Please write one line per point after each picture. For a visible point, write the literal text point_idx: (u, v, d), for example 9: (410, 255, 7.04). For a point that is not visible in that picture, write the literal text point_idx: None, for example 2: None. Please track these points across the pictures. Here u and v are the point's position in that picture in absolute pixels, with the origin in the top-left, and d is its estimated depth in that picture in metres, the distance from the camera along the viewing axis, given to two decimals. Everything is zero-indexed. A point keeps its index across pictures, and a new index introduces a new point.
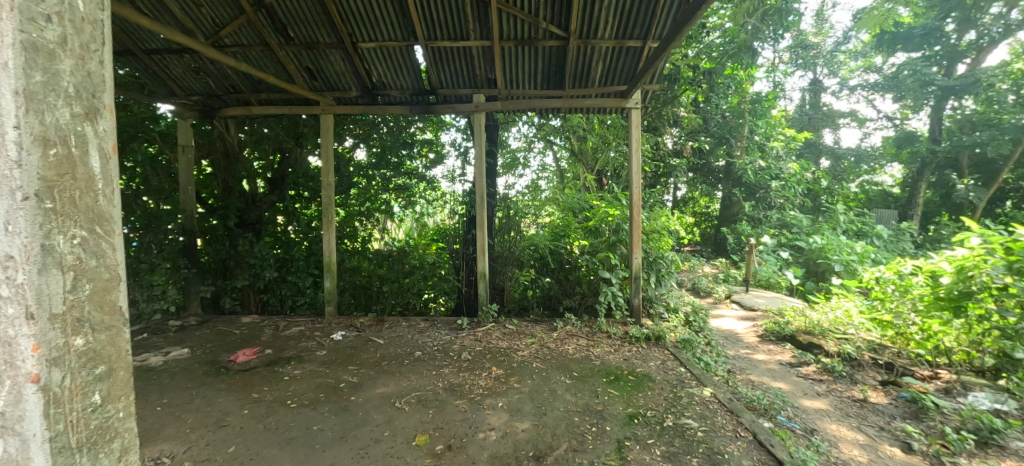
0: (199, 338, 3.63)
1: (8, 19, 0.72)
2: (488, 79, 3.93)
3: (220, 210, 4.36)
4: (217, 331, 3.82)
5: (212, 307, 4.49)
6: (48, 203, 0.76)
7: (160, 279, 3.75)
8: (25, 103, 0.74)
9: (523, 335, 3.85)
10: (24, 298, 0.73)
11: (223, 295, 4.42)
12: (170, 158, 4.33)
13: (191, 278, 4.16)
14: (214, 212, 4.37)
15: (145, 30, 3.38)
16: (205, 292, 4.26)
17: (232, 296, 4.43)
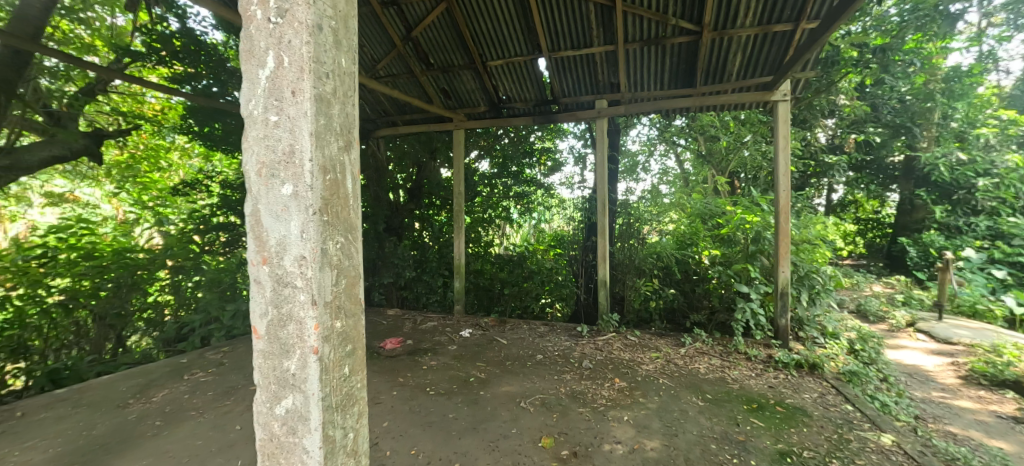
0: None
1: (306, 79, 0.69)
2: (611, 83, 3.86)
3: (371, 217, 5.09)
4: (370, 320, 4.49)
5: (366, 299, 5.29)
6: (325, 217, 0.71)
7: None
8: (317, 138, 0.69)
9: (647, 349, 3.66)
10: (310, 287, 0.70)
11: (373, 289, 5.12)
12: None
13: None
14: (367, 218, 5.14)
15: None
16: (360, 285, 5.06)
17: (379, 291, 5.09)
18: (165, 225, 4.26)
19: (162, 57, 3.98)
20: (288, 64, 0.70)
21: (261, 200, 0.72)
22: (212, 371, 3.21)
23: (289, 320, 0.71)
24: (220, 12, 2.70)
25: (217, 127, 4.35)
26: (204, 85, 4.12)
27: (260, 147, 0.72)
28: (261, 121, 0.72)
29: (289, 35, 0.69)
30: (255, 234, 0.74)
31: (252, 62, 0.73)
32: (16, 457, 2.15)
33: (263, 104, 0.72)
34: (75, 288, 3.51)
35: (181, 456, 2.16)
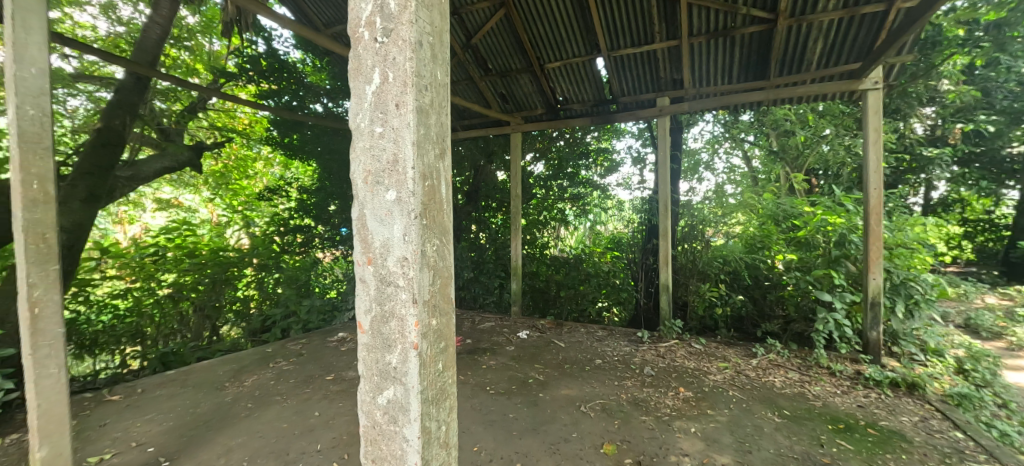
0: None
1: (409, 92, 0.74)
2: (673, 80, 3.71)
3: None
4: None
5: None
6: (424, 221, 0.76)
7: None
8: (417, 147, 0.74)
9: (714, 358, 3.47)
10: (412, 287, 0.75)
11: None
12: None
13: None
14: None
15: None
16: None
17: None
18: (252, 227, 4.73)
19: (251, 76, 4.41)
20: (392, 80, 0.75)
21: (367, 206, 0.78)
22: (292, 361, 3.50)
23: (391, 316, 0.76)
24: (303, 32, 2.96)
25: (296, 138, 4.77)
26: (285, 101, 4.53)
27: (366, 157, 0.78)
28: (367, 133, 0.78)
29: (394, 52, 0.75)
30: (361, 236, 0.80)
31: (359, 79, 0.79)
32: (139, 428, 2.48)
33: (369, 117, 0.78)
34: (180, 283, 3.93)
35: (272, 437, 2.39)
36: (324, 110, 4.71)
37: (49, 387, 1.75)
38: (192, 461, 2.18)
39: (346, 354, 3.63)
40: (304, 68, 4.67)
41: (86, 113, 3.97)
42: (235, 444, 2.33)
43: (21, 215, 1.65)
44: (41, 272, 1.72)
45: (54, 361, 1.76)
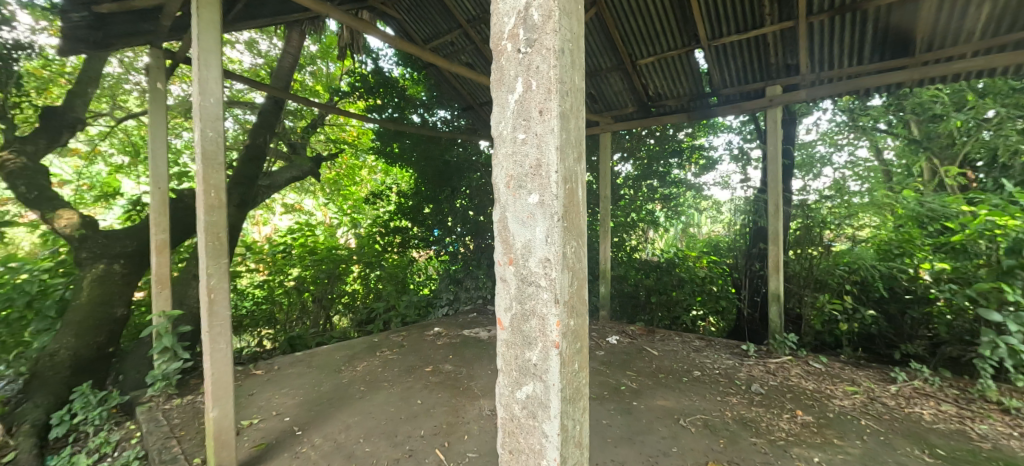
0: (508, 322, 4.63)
1: (554, 99, 0.76)
2: (786, 66, 3.34)
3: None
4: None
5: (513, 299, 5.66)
6: (566, 224, 0.77)
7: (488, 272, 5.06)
8: (560, 151, 0.76)
9: (838, 380, 3.05)
10: (554, 287, 0.77)
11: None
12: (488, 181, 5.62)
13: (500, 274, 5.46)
14: None
15: (480, 90, 4.55)
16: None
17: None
18: (359, 228, 5.25)
19: (362, 92, 4.93)
20: (536, 87, 0.78)
21: (509, 209, 0.83)
22: (396, 351, 3.81)
23: (532, 315, 0.80)
24: (405, 47, 3.22)
25: (396, 148, 5.18)
26: (388, 114, 4.98)
27: (509, 162, 0.83)
28: (511, 140, 0.82)
29: (537, 61, 0.78)
30: (503, 237, 0.85)
31: (502, 89, 0.84)
32: (277, 399, 2.91)
33: (512, 124, 0.82)
34: (302, 277, 4.52)
35: (382, 419, 2.63)
36: (420, 120, 5.05)
37: (219, 359, 2.11)
38: (319, 433, 2.49)
39: (442, 347, 3.86)
40: (403, 81, 5.06)
41: (234, 133, 4.77)
42: (352, 421, 2.61)
43: (204, 218, 2.02)
44: (217, 264, 2.08)
45: (224, 338, 2.11)
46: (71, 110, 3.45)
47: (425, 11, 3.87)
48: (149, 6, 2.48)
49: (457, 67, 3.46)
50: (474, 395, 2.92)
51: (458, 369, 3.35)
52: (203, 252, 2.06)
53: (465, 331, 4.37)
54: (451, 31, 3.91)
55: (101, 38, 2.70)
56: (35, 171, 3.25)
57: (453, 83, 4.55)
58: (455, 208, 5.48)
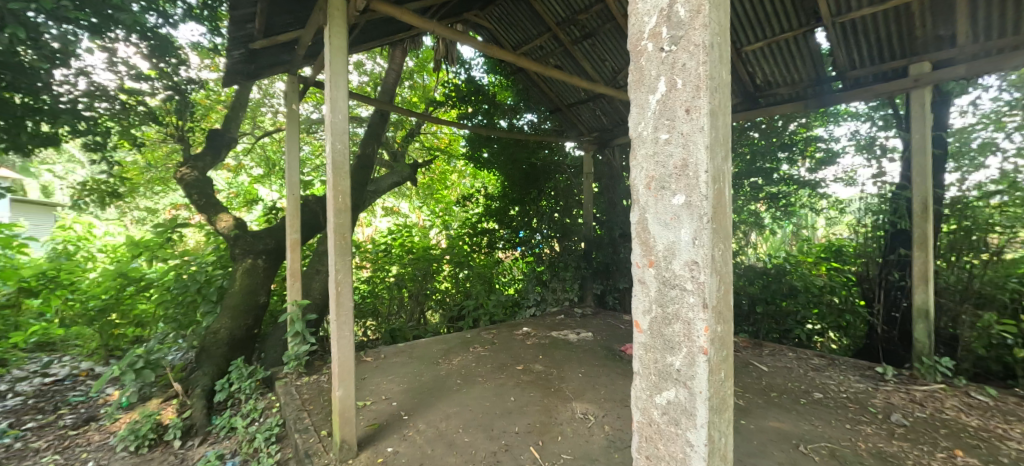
0: (597, 326, 4.58)
1: (704, 95, 0.72)
2: (938, 38, 2.81)
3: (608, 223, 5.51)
4: (610, 323, 4.75)
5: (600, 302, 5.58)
6: (714, 225, 0.74)
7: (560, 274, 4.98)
8: (710, 150, 0.73)
9: (1017, 420, 2.47)
10: (702, 292, 0.74)
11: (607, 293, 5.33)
12: (575, 183, 5.59)
13: (587, 277, 5.40)
14: (602, 224, 5.37)
15: (569, 91, 4.56)
16: (596, 288, 5.43)
17: (614, 295, 5.31)
18: (449, 229, 5.57)
19: (455, 101, 5.23)
20: (681, 86, 0.76)
21: (649, 210, 0.82)
22: (488, 348, 3.96)
23: (676, 319, 0.77)
24: (497, 53, 3.31)
25: (484, 152, 5.42)
26: (478, 121, 5.22)
27: (650, 163, 0.82)
28: (652, 140, 0.81)
29: (684, 58, 0.75)
30: (642, 239, 0.85)
31: (641, 89, 0.84)
32: (385, 384, 3.20)
33: (653, 125, 0.81)
34: (401, 275, 4.93)
35: (478, 412, 2.74)
36: (507, 125, 5.22)
37: (345, 343, 2.32)
38: (423, 419, 2.68)
39: (532, 347, 3.93)
40: (493, 87, 5.25)
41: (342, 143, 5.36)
42: (451, 411, 2.77)
43: (332, 219, 2.26)
44: (342, 260, 2.32)
45: (348, 326, 2.32)
46: (227, 131, 4.17)
47: (515, 18, 3.97)
48: (288, 39, 2.88)
49: (550, 69, 3.49)
50: (566, 397, 2.92)
51: (549, 370, 3.39)
52: (332, 251, 2.31)
53: (553, 332, 4.39)
54: (540, 35, 3.97)
55: (253, 69, 3.21)
56: (203, 182, 3.98)
57: (541, 86, 4.62)
58: (540, 210, 5.56)
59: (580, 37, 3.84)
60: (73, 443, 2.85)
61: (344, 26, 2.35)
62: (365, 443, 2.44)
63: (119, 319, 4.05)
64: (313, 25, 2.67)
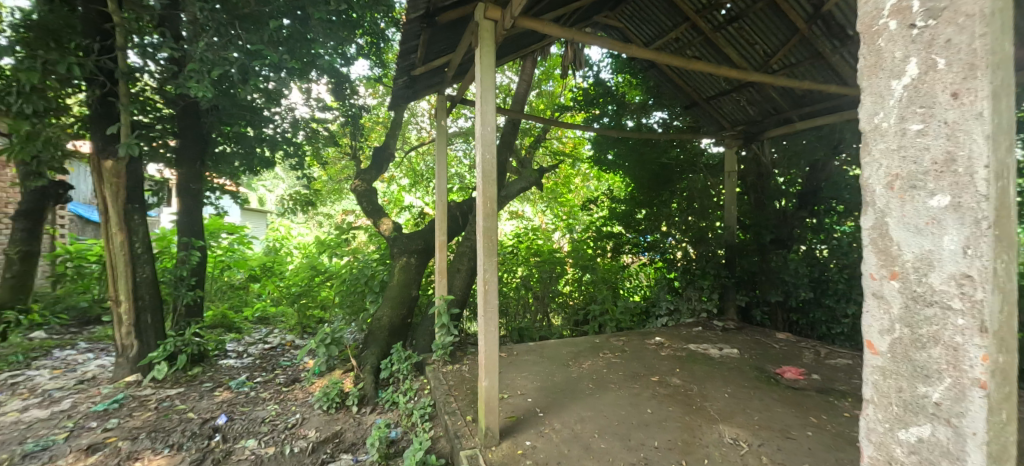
0: (744, 343, 4.16)
1: (984, 76, 0.60)
2: None
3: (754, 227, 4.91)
4: (758, 340, 4.24)
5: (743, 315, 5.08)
6: (1000, 233, 0.60)
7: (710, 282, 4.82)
8: (992, 139, 0.60)
9: None
10: (978, 313, 0.61)
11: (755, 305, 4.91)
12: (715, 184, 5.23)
13: (728, 286, 4.89)
14: (749, 229, 4.92)
15: (708, 83, 4.21)
16: (740, 300, 4.88)
17: (762, 309, 4.83)
18: (573, 233, 5.61)
19: (584, 105, 5.39)
20: (943, 66, 0.65)
21: (892, 214, 0.71)
22: (618, 355, 3.87)
23: (934, 342, 0.65)
24: (633, 51, 3.19)
25: (610, 154, 5.43)
26: (605, 122, 5.23)
27: (893, 159, 0.72)
28: (895, 132, 0.71)
29: (947, 34, 0.64)
30: (880, 248, 0.74)
31: (880, 74, 0.74)
32: (521, 380, 3.37)
33: (896, 115, 0.71)
34: (528, 276, 5.15)
35: (614, 420, 2.70)
36: (635, 124, 5.15)
37: (491, 337, 2.49)
38: (558, 419, 2.75)
39: (666, 359, 3.72)
40: (620, 87, 5.20)
41: (468, 153, 5.79)
42: (586, 415, 2.78)
43: (483, 223, 2.45)
44: (489, 262, 2.47)
45: (494, 322, 2.48)
46: (386, 147, 4.89)
47: (649, 14, 3.82)
48: (441, 63, 3.25)
49: (695, 62, 3.26)
50: (711, 418, 2.67)
51: (688, 385, 3.17)
52: (480, 252, 2.49)
53: (690, 345, 4.10)
54: (676, 27, 3.75)
55: (411, 93, 3.71)
56: (370, 192, 4.75)
57: (676, 81, 4.37)
58: (669, 214, 5.24)
59: (724, 23, 3.55)
60: (285, 396, 3.66)
61: (492, 45, 2.53)
62: (506, 433, 2.59)
63: (309, 302, 5.08)
64: (463, 46, 2.97)
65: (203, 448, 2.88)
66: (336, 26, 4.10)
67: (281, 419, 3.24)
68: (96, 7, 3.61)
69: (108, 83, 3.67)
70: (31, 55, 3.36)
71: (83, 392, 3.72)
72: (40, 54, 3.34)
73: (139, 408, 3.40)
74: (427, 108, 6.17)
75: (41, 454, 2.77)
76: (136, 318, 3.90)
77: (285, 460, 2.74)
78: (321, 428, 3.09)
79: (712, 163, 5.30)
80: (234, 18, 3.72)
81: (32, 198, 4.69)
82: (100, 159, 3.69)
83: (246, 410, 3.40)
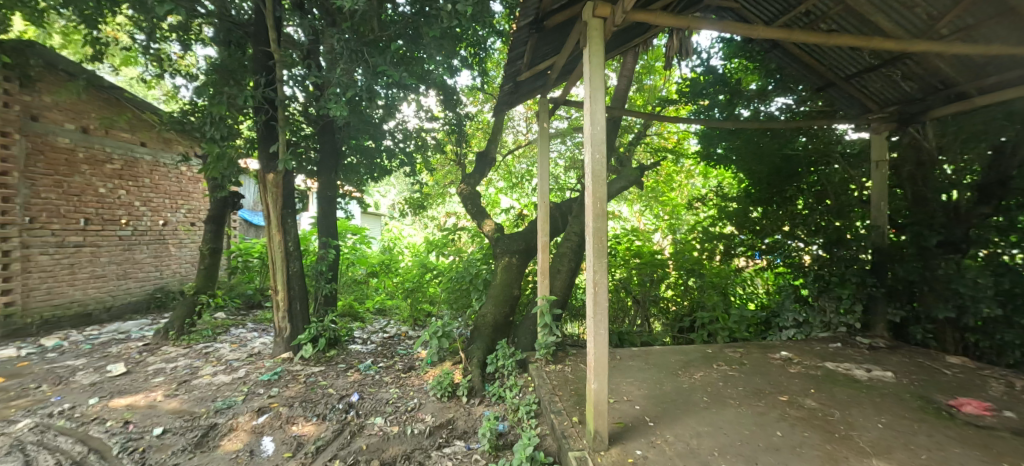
0: (899, 364, 3.54)
1: None
2: None
3: (913, 227, 4.08)
4: (921, 364, 3.51)
5: (895, 332, 4.32)
6: None
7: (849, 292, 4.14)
8: None
9: None
10: None
11: (912, 322, 4.14)
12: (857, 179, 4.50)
13: (877, 298, 4.21)
14: (903, 230, 4.18)
15: (849, 60, 3.56)
16: (894, 316, 4.12)
17: (923, 327, 4.07)
18: (676, 234, 5.41)
19: (691, 98, 5.16)
20: None
21: None
22: (735, 368, 3.56)
23: None
24: (748, 30, 2.79)
25: (719, 147, 5.09)
26: (715, 114, 4.97)
27: None
28: None
29: None
30: None
31: None
32: (628, 385, 3.27)
33: None
34: (628, 278, 5.00)
35: (736, 437, 2.42)
36: (751, 113, 4.78)
37: (601, 339, 2.40)
38: (670, 430, 2.57)
39: (796, 377, 3.31)
40: (734, 73, 4.90)
41: (564, 153, 5.81)
42: (702, 430, 2.54)
43: (593, 224, 2.41)
44: (598, 262, 2.41)
45: (604, 324, 2.39)
46: (489, 151, 5.11)
47: None
48: (546, 66, 3.32)
49: (840, 35, 2.69)
50: (861, 450, 2.23)
51: (827, 409, 2.76)
52: (590, 252, 2.45)
53: (827, 363, 3.60)
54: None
55: (515, 96, 3.84)
56: (474, 195, 5.01)
57: (805, 61, 3.76)
58: (793, 212, 4.71)
59: None
60: (404, 382, 4.06)
61: (601, 43, 2.48)
62: (614, 439, 2.49)
63: (421, 297, 5.65)
64: (568, 49, 3.01)
65: (342, 420, 3.33)
66: (446, 40, 4.34)
67: (401, 402, 3.60)
68: (263, 48, 4.42)
69: (270, 110, 4.44)
70: (220, 92, 4.22)
71: (253, 363, 4.55)
72: (226, 90, 4.18)
73: (292, 381, 4.06)
74: (523, 112, 6.30)
75: (228, 410, 3.47)
76: (289, 304, 4.64)
77: (407, 439, 3.02)
78: (435, 414, 3.36)
79: (854, 151, 4.54)
80: (363, 44, 4.20)
81: (215, 206, 5.80)
82: (264, 174, 4.48)
83: (373, 391, 3.84)
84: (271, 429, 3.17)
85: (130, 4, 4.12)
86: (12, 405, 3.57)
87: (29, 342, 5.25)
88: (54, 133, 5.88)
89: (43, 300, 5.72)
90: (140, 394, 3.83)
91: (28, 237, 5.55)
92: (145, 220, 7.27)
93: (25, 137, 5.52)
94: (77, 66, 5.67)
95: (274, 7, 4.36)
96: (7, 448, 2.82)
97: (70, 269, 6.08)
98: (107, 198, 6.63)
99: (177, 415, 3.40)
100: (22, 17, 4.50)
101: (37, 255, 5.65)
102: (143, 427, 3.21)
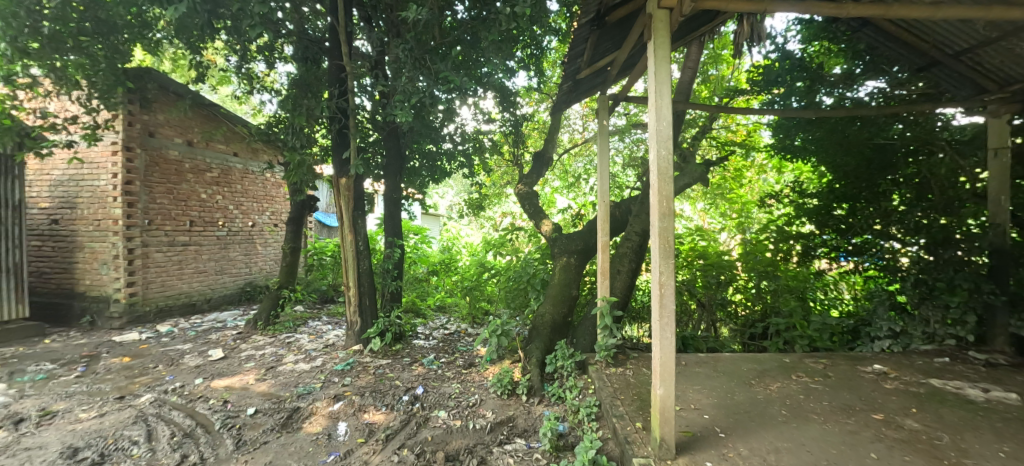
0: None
1: None
2: None
3: None
4: None
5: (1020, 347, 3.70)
6: None
7: (960, 300, 3.65)
8: None
9: None
10: None
11: None
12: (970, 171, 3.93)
13: (997, 307, 3.63)
14: None
15: (960, 35, 3.08)
16: (1018, 328, 3.56)
17: None
18: (746, 233, 5.01)
19: (763, 87, 4.81)
20: None
21: None
22: (819, 380, 3.26)
23: None
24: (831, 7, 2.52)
25: (797, 140, 4.73)
26: (793, 103, 4.62)
27: None
28: None
29: None
30: None
31: None
32: (694, 393, 3.12)
33: None
34: (693, 280, 4.76)
35: (821, 456, 2.21)
36: (834, 100, 4.37)
37: (667, 344, 2.27)
38: (744, 444, 2.40)
39: (893, 395, 2.96)
40: (814, 58, 4.49)
41: (622, 150, 5.67)
42: (782, 445, 2.34)
43: (658, 223, 2.31)
44: (665, 263, 2.29)
45: (671, 328, 2.27)
46: (545, 152, 5.13)
47: None
48: (606, 62, 3.28)
49: (950, 7, 2.34)
50: None
51: (933, 432, 2.43)
52: (655, 252, 2.34)
53: (931, 380, 3.19)
54: None
55: (573, 94, 3.83)
56: (531, 195, 5.04)
57: (904, 39, 3.27)
58: (887, 209, 4.23)
59: None
60: (465, 378, 4.19)
61: (667, 34, 2.38)
62: (682, 448, 2.38)
63: (480, 295, 5.79)
64: (630, 42, 2.93)
65: (408, 411, 3.50)
66: (504, 43, 4.42)
67: (464, 397, 3.72)
68: (337, 62, 4.77)
69: (342, 119, 4.76)
70: (300, 105, 4.63)
71: (329, 354, 4.94)
72: (305, 103, 4.58)
73: (362, 372, 4.35)
74: (579, 110, 6.24)
75: (308, 395, 3.80)
76: (359, 299, 4.97)
77: (470, 433, 3.11)
78: (496, 411, 3.44)
79: (964, 137, 4.03)
80: (425, 52, 4.40)
81: (295, 209, 6.32)
82: (338, 178, 4.83)
83: (437, 385, 4.01)
84: (345, 416, 3.42)
85: (226, 31, 4.63)
86: (137, 381, 4.18)
87: (148, 328, 6.11)
88: (166, 146, 6.77)
89: (159, 291, 6.62)
90: (235, 377, 4.32)
91: (147, 237, 6.45)
92: (237, 222, 8.17)
93: (145, 151, 6.43)
94: (183, 88, 6.48)
95: (346, 23, 4.69)
96: (134, 418, 3.30)
97: (179, 265, 6.99)
98: (207, 202, 7.55)
99: (266, 397, 3.78)
100: (142, 48, 5.23)
101: (154, 252, 6.56)
102: (239, 407, 3.61)
